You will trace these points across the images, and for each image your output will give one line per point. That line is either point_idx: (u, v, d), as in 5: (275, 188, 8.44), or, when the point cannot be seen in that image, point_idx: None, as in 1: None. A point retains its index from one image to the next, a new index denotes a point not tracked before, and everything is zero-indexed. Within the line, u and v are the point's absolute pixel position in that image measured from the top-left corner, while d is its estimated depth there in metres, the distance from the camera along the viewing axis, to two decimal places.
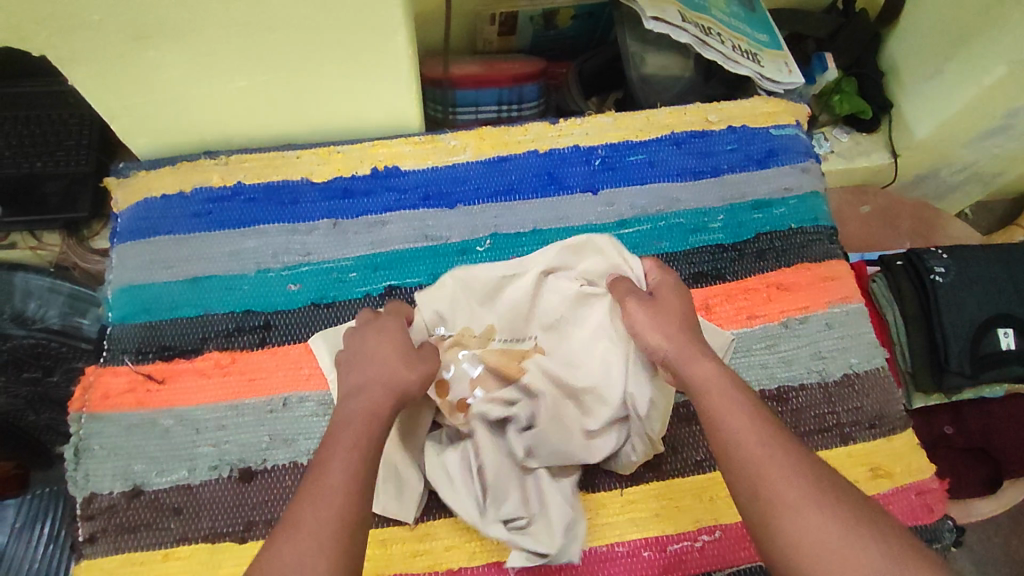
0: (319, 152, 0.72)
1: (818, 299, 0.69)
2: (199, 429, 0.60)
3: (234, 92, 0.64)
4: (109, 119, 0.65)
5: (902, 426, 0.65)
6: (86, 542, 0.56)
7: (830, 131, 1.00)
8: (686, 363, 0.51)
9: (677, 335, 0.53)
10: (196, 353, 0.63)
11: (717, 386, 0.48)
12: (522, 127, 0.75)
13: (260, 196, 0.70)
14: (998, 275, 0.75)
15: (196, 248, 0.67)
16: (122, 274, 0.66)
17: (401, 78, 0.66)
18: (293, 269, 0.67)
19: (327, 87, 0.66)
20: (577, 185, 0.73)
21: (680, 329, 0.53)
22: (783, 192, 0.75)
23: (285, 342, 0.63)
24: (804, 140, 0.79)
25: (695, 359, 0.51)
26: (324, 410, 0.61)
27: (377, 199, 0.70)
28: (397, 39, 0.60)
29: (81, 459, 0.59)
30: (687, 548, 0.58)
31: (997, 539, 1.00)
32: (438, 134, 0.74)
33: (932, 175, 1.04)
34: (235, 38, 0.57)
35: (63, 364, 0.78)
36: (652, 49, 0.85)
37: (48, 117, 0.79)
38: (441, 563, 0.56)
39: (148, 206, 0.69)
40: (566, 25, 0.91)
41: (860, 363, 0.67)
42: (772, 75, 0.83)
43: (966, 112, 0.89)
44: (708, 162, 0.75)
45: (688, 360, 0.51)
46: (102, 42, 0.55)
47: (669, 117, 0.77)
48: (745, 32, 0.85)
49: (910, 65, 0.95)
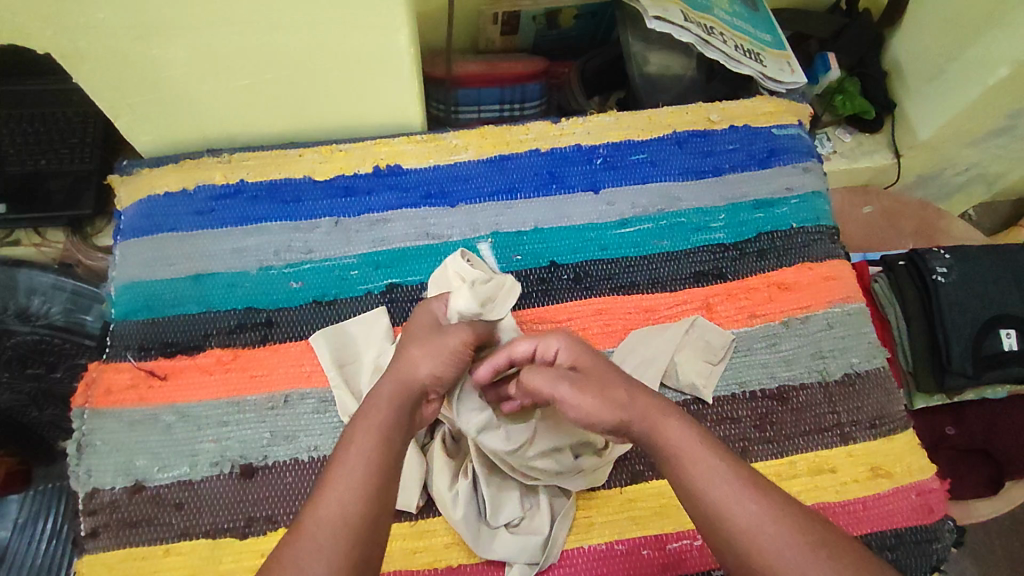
0: (322, 150, 0.72)
1: (819, 299, 0.69)
2: (200, 426, 0.60)
3: (237, 90, 0.64)
4: (113, 117, 0.65)
5: (903, 426, 0.65)
6: (88, 536, 0.57)
7: (833, 131, 1.00)
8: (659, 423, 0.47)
9: (633, 399, 0.49)
10: (198, 350, 0.63)
11: (688, 446, 0.46)
12: (524, 126, 0.75)
13: (262, 194, 0.70)
14: (1000, 276, 0.75)
15: (197, 246, 0.68)
16: (126, 271, 0.67)
17: (404, 77, 0.66)
18: (294, 266, 0.67)
19: (330, 86, 0.66)
20: (578, 184, 0.73)
21: (627, 394, 0.50)
22: (784, 191, 0.75)
23: (287, 339, 0.64)
24: (807, 140, 0.79)
25: (662, 422, 0.48)
26: (326, 408, 0.61)
27: (378, 198, 0.70)
28: (399, 37, 0.60)
29: (84, 455, 0.60)
30: (686, 547, 0.58)
31: (999, 540, 1.00)
32: (440, 132, 0.74)
33: (936, 175, 1.04)
34: (238, 36, 0.57)
35: (66, 361, 0.79)
36: (654, 48, 0.85)
37: (53, 115, 0.79)
38: (441, 559, 0.57)
39: (151, 204, 0.69)
40: (569, 24, 0.91)
41: (861, 363, 0.67)
42: (774, 75, 0.82)
43: (969, 113, 0.88)
44: (709, 162, 0.75)
45: (654, 426, 0.48)
46: (106, 40, 0.55)
47: (670, 116, 0.77)
48: (747, 31, 0.85)
49: (913, 65, 0.95)
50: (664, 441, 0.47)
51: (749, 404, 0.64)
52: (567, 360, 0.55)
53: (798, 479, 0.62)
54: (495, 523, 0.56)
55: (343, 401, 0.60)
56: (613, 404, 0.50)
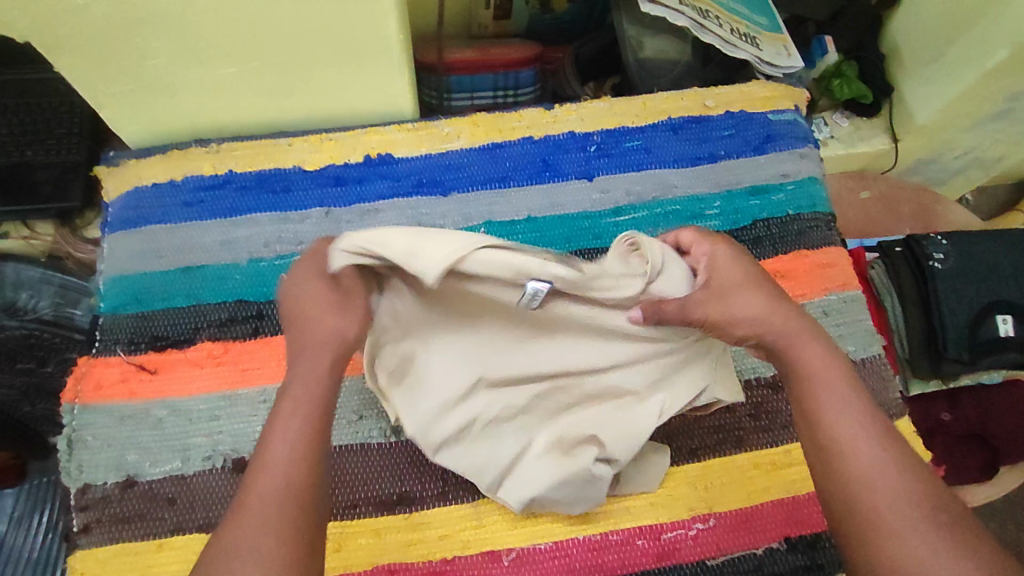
0: (312, 139, 0.71)
1: (815, 287, 0.69)
2: (192, 420, 0.60)
3: (224, 78, 0.63)
4: (98, 107, 0.64)
5: (898, 414, 0.65)
6: (81, 532, 0.57)
7: (830, 116, 0.99)
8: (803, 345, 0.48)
9: (776, 308, 0.49)
10: (188, 344, 0.62)
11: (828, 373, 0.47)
12: (517, 113, 0.74)
13: (252, 185, 0.69)
14: (996, 261, 0.75)
15: (187, 238, 0.67)
16: (114, 264, 0.66)
17: (394, 64, 0.65)
18: (285, 258, 0.66)
19: (317, 72, 0.65)
20: (572, 172, 0.72)
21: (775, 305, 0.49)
22: (781, 178, 0.74)
23: (278, 332, 0.63)
24: (804, 125, 0.78)
25: (802, 343, 0.48)
26: (363, 392, 0.61)
27: (369, 187, 0.70)
28: (387, 22, 0.59)
29: (75, 450, 0.59)
30: (681, 536, 0.58)
31: (993, 524, 1.00)
32: (431, 120, 0.73)
33: (934, 160, 1.03)
34: (225, 24, 0.56)
35: (56, 355, 0.78)
36: (649, 32, 0.83)
37: (39, 105, 0.78)
38: (435, 551, 0.56)
39: (138, 195, 0.69)
40: (561, 8, 0.90)
41: (856, 351, 0.67)
42: (770, 59, 0.81)
43: (969, 97, 0.87)
44: (705, 148, 0.74)
45: (792, 344, 0.48)
46: (87, 28, 0.54)
47: (665, 102, 0.76)
48: (744, 16, 0.84)
49: (910, 49, 0.94)
50: (798, 360, 0.48)
51: (744, 392, 0.63)
52: (704, 273, 0.50)
53: (792, 468, 0.61)
54: (418, 399, 0.52)
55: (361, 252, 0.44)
56: (758, 319, 0.48)
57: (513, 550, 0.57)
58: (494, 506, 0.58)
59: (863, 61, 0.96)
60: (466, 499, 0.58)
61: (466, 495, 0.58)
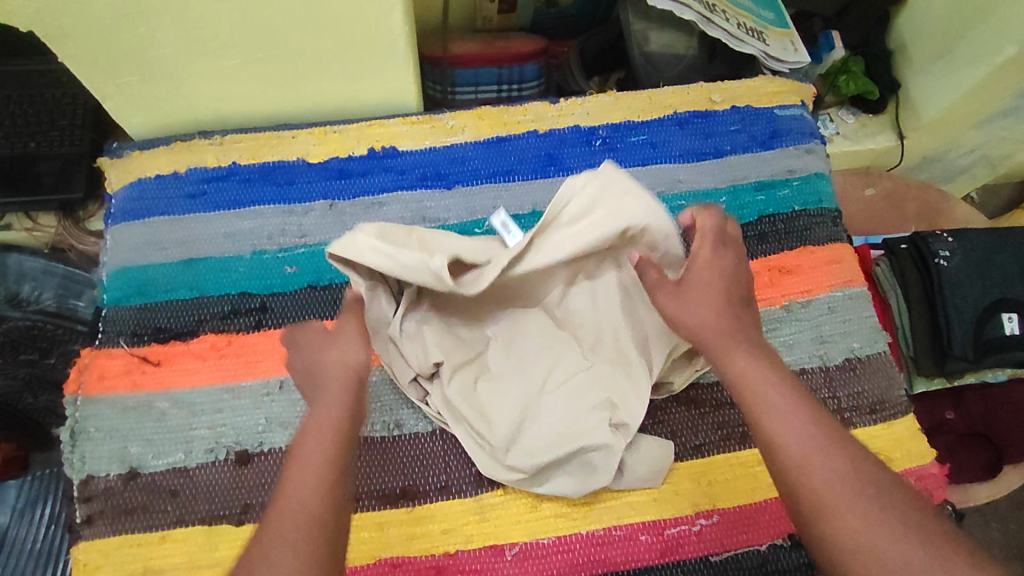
0: (315, 132, 0.71)
1: (820, 283, 0.68)
2: (194, 412, 0.60)
3: (228, 70, 0.63)
4: (102, 98, 0.64)
5: (903, 411, 0.65)
6: (84, 523, 0.57)
7: (836, 113, 0.99)
8: (732, 351, 0.48)
9: (717, 318, 0.49)
10: (191, 336, 0.62)
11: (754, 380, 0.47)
12: (522, 106, 0.74)
13: (255, 177, 0.69)
14: (1002, 258, 0.74)
15: (189, 231, 0.66)
16: (117, 256, 0.66)
17: (400, 57, 0.65)
18: (289, 251, 0.66)
19: (322, 64, 0.64)
20: (577, 167, 0.72)
21: (720, 311, 0.50)
22: (786, 173, 0.73)
23: (281, 324, 0.63)
24: (810, 121, 0.78)
25: (729, 352, 0.48)
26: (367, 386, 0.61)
27: (373, 180, 0.69)
28: (394, 14, 0.59)
29: (77, 441, 0.59)
30: (684, 532, 0.58)
31: (995, 524, 1.00)
32: (436, 113, 0.73)
33: (940, 157, 1.02)
34: (226, 13, 0.56)
35: (60, 346, 0.77)
36: (655, 27, 0.83)
37: (42, 96, 0.78)
38: (437, 546, 0.56)
39: (142, 187, 0.68)
40: (567, 2, 0.89)
41: (862, 348, 0.66)
42: (777, 54, 0.80)
43: (977, 94, 0.87)
44: (711, 143, 0.74)
45: (723, 352, 0.48)
46: (92, 17, 0.54)
47: (671, 97, 0.76)
48: (751, 10, 0.84)
49: (918, 45, 0.93)
50: (727, 368, 0.48)
51: None
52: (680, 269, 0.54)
53: None
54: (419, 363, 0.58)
55: (351, 247, 0.52)
56: (702, 320, 0.49)
57: (515, 545, 0.57)
58: (498, 500, 0.58)
59: (870, 57, 0.95)
60: (469, 493, 0.58)
61: (469, 489, 0.58)
